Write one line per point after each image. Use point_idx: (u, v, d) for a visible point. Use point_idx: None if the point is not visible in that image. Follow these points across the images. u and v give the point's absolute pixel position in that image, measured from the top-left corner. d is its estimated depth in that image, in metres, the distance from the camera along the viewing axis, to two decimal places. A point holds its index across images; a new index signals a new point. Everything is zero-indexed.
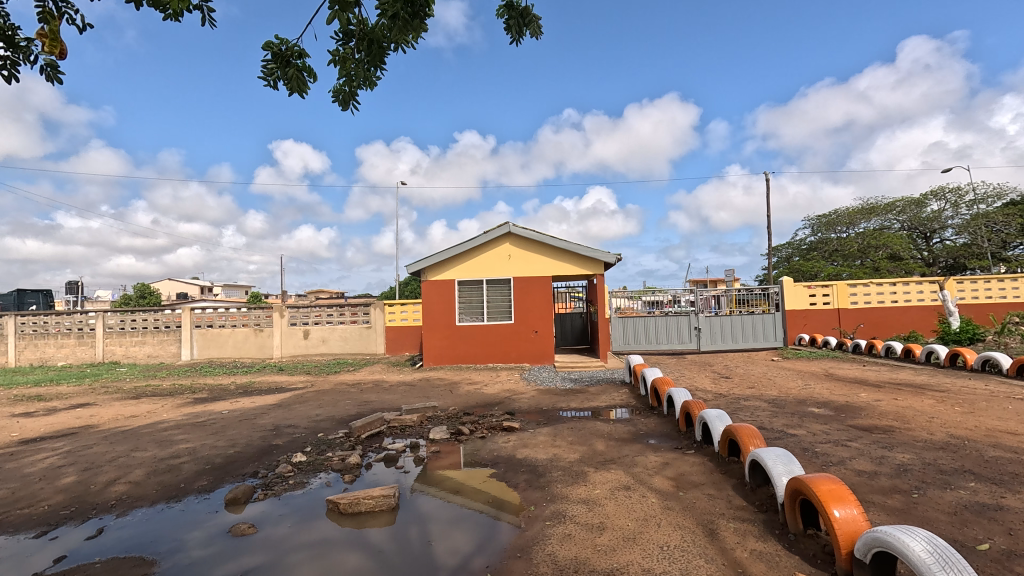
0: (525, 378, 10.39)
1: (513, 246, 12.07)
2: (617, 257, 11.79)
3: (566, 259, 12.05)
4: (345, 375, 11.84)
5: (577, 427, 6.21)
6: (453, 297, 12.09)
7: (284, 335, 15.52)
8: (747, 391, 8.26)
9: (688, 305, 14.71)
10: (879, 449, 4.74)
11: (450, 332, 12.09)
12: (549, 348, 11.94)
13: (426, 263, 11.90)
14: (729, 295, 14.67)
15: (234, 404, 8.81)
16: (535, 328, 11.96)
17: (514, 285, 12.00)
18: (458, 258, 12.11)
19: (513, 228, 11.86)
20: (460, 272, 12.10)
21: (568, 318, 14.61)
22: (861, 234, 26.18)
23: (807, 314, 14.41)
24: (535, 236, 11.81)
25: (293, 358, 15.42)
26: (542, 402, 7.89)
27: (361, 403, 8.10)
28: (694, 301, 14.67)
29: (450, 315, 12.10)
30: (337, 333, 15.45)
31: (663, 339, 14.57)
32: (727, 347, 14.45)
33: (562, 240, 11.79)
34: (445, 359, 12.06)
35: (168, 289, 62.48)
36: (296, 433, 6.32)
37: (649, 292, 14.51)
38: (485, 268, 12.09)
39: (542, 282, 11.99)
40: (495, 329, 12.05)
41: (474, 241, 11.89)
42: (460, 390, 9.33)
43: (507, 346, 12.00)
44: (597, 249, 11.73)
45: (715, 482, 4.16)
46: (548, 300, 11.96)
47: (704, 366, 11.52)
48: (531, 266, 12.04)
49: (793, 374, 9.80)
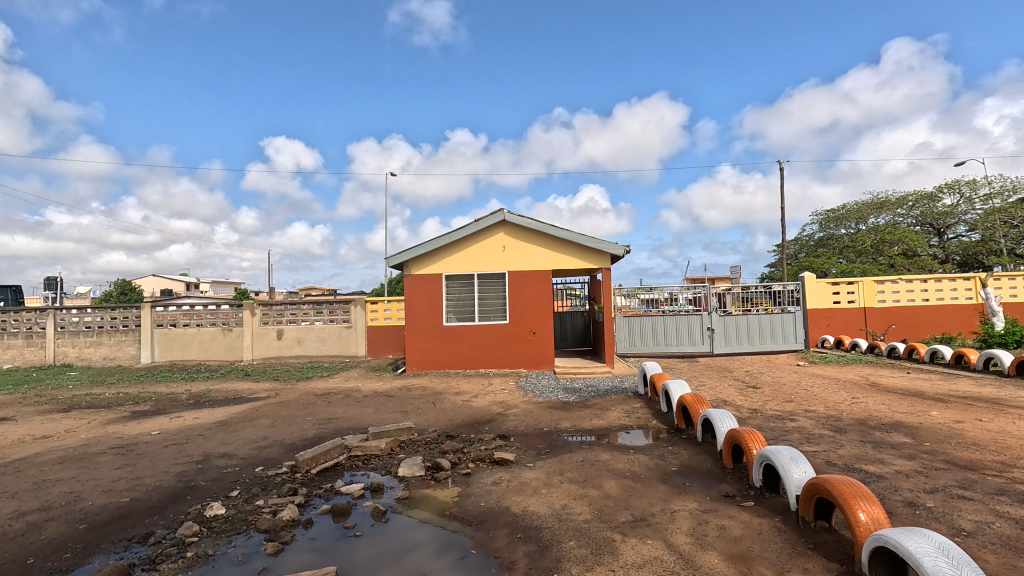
0: (521, 388, 9.00)
1: (507, 236, 10.69)
2: (626, 249, 10.44)
3: (567, 250, 10.69)
4: (316, 382, 10.43)
5: (588, 458, 4.82)
6: (440, 294, 10.69)
7: (254, 335, 14.06)
8: (786, 405, 6.93)
9: (688, 305, 13.31)
10: (1017, 506, 3.39)
11: (436, 333, 10.68)
12: (548, 351, 10.58)
13: (409, 255, 10.50)
14: (735, 291, 13.28)
15: (175, 420, 7.39)
16: (533, 330, 10.60)
17: (509, 280, 10.64)
18: (445, 250, 10.71)
19: (507, 215, 10.49)
20: (448, 266, 10.71)
21: (568, 318, 13.26)
22: (874, 231, 25.03)
23: (830, 313, 13.14)
24: (535, 225, 10.43)
25: (265, 361, 13.97)
26: (542, 420, 6.52)
27: (324, 420, 6.71)
28: (694, 299, 13.32)
29: (437, 314, 10.69)
30: (313, 333, 14.02)
31: (673, 341, 13.26)
32: (743, 349, 13.19)
33: (564, 229, 10.43)
34: (430, 364, 10.66)
35: (153, 285, 60.57)
36: (228, 467, 4.92)
37: (644, 289, 13.23)
38: (476, 260, 10.71)
39: (540, 276, 10.63)
40: (487, 330, 10.66)
41: (463, 230, 10.49)
42: (445, 403, 7.94)
43: (501, 349, 10.62)
44: (604, 239, 10.37)
45: (805, 567, 2.79)
46: (547, 297, 10.61)
47: (723, 373, 10.20)
48: (528, 258, 10.67)
49: (830, 383, 8.50)
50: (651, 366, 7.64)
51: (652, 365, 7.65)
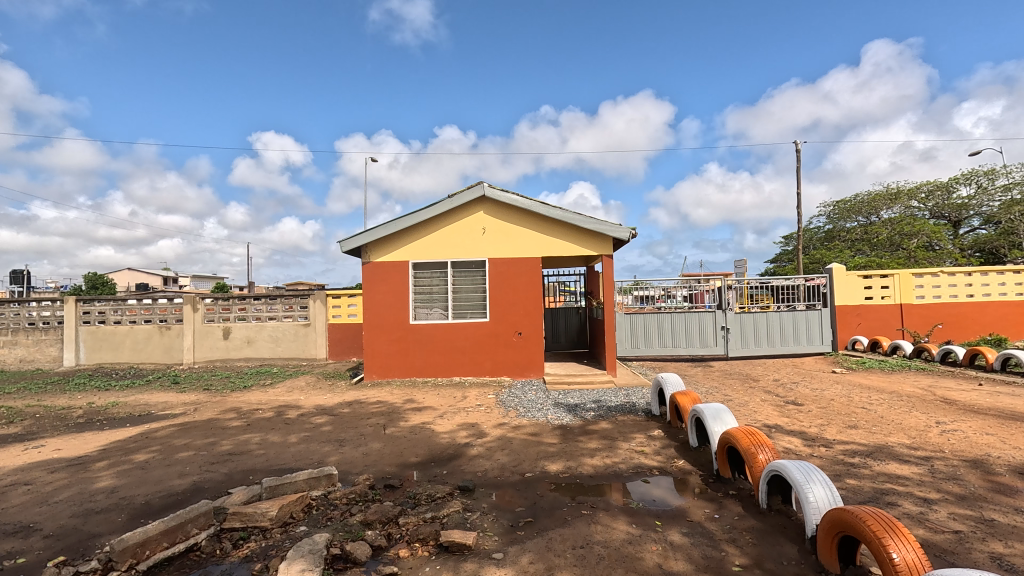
0: (501, 403, 7.16)
1: (488, 216, 8.83)
2: (632, 233, 8.61)
3: (561, 233, 8.83)
4: (252, 393, 8.53)
5: (592, 543, 2.98)
6: (406, 286, 8.82)
7: (197, 333, 12.10)
8: (853, 434, 5.15)
9: (686, 302, 11.59)
10: None
11: (401, 334, 8.81)
12: (537, 356, 8.75)
13: (368, 238, 8.59)
14: (740, 286, 11.53)
15: (31, 450, 5.46)
16: (518, 329, 8.76)
17: (491, 270, 8.80)
18: (412, 232, 8.83)
19: (488, 190, 8.59)
20: (416, 252, 8.83)
21: (561, 315, 11.46)
22: (890, 223, 23.43)
23: (862, 310, 11.46)
24: (522, 203, 8.57)
25: (210, 364, 12.01)
26: (525, 459, 4.68)
27: (222, 459, 4.83)
28: (691, 296, 11.59)
29: (402, 311, 8.81)
30: (266, 332, 12.10)
31: (682, 342, 11.50)
32: (761, 352, 11.46)
33: (557, 208, 8.58)
34: (393, 372, 8.78)
35: (130, 279, 58.09)
36: (7, 555, 3.02)
37: (637, 285, 11.44)
38: (450, 245, 8.84)
39: (527, 265, 8.79)
40: (462, 330, 8.80)
41: (434, 208, 8.59)
42: (401, 426, 6.07)
43: (480, 353, 8.78)
44: (605, 220, 8.53)
45: None
46: (535, 290, 8.79)
47: (749, 383, 8.43)
48: (513, 242, 8.82)
49: (890, 398, 6.77)
50: (672, 380, 5.78)
51: (674, 378, 5.79)
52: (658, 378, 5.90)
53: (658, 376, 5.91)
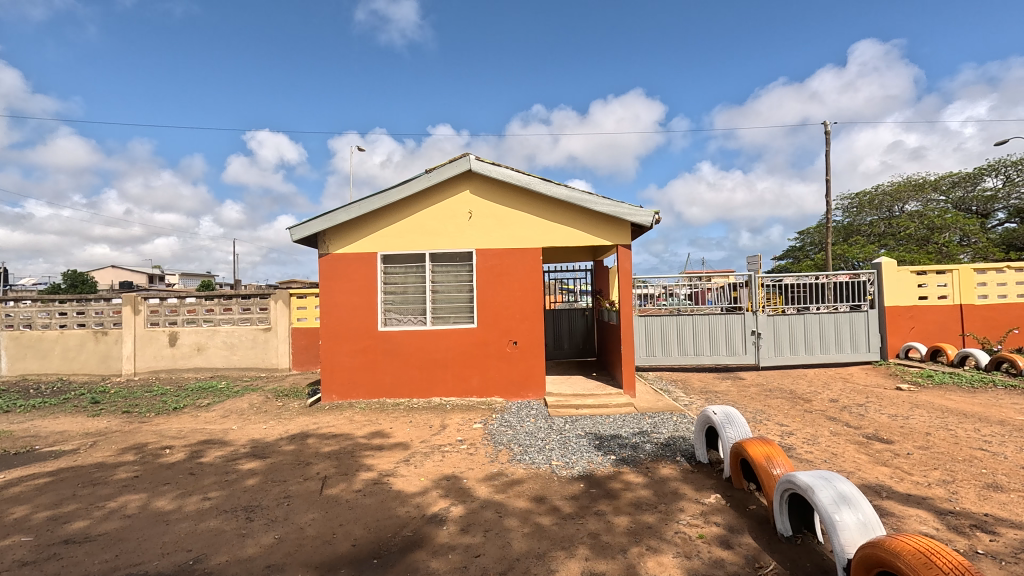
0: (490, 438, 5.46)
1: (476, 196, 7.10)
2: (655, 217, 6.89)
3: (567, 218, 7.10)
4: (178, 418, 6.78)
5: None
6: (372, 284, 7.10)
7: (138, 339, 10.33)
8: (1008, 505, 3.47)
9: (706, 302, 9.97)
10: None
11: (366, 343, 7.09)
12: (535, 370, 7.04)
13: (325, 224, 6.87)
14: (753, 280, 9.81)
15: None
16: (512, 337, 7.06)
17: (479, 262, 7.10)
18: (382, 217, 7.11)
19: (475, 164, 6.84)
20: (387, 242, 7.12)
21: (564, 318, 9.78)
22: (915, 217, 21.84)
23: (915, 312, 9.80)
24: (518, 179, 6.83)
25: (153, 376, 10.26)
26: (519, 555, 2.97)
27: (47, 554, 3.09)
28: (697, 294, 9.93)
29: (368, 315, 7.09)
30: (220, 337, 10.36)
31: (705, 349, 9.84)
32: (798, 361, 9.80)
33: (562, 186, 6.84)
34: (358, 391, 7.07)
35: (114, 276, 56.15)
36: None
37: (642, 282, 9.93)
38: (429, 233, 7.11)
39: (524, 257, 7.08)
40: (444, 340, 7.09)
41: (407, 186, 6.85)
42: (350, 478, 4.35)
43: (466, 369, 7.07)
44: (622, 201, 6.80)
45: None
46: (533, 289, 7.08)
47: (801, 406, 6.74)
48: (507, 229, 7.10)
49: (1007, 433, 5.10)
50: (738, 426, 4.05)
51: (741, 424, 4.07)
52: (718, 418, 4.12)
53: (717, 415, 4.15)
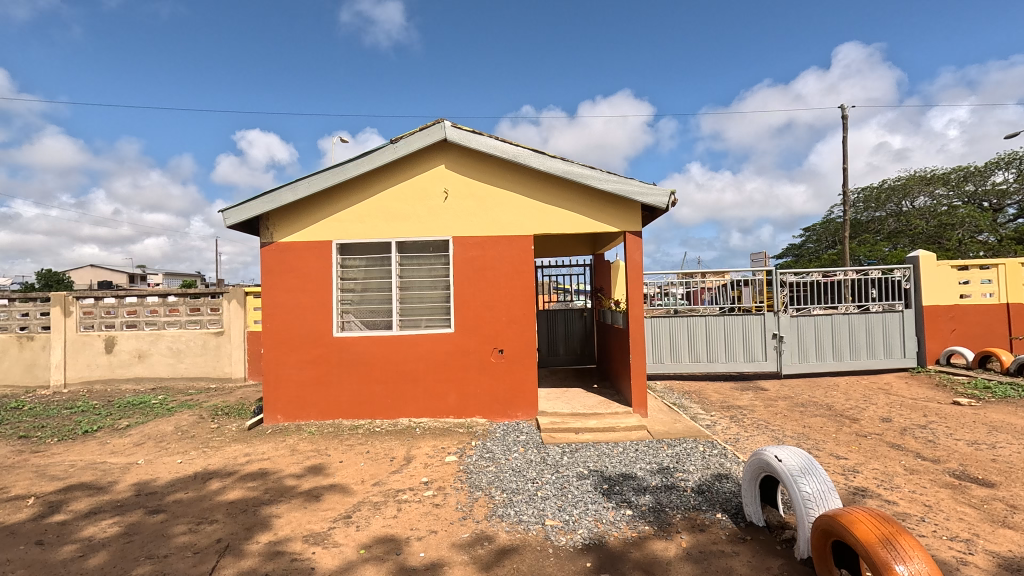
0: (465, 477, 4.20)
1: (453, 173, 5.84)
2: (672, 197, 5.66)
3: (564, 199, 5.84)
4: (79, 446, 5.44)
5: None
6: (328, 280, 5.82)
7: (68, 346, 8.96)
8: None
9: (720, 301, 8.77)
10: None
11: (319, 352, 5.79)
12: (526, 384, 5.78)
13: (266, 205, 5.57)
14: (756, 279, 8.67)
15: None
16: (498, 344, 5.80)
17: (457, 253, 5.84)
18: (338, 197, 5.83)
19: (450, 133, 5.59)
20: (344, 228, 5.84)
21: (559, 319, 8.55)
22: (927, 213, 20.84)
23: (955, 312, 8.66)
24: (506, 151, 5.57)
25: (86, 388, 8.91)
26: None
27: None
28: (708, 292, 8.74)
29: (322, 317, 5.80)
30: (163, 342, 9.01)
31: (719, 354, 8.65)
32: (824, 368, 8.64)
33: (557, 160, 5.59)
34: (309, 411, 5.79)
35: (92, 275, 54.40)
36: None
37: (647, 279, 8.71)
38: (395, 217, 5.84)
39: (512, 247, 5.84)
40: (414, 347, 5.80)
41: (367, 159, 5.58)
42: (256, 551, 3.05)
43: (442, 383, 5.80)
44: (631, 177, 5.57)
45: None
46: (523, 285, 5.83)
47: (849, 427, 5.51)
48: (490, 213, 5.84)
49: None
50: (816, 478, 2.82)
51: (821, 475, 2.84)
52: (786, 467, 2.89)
53: (784, 463, 2.93)
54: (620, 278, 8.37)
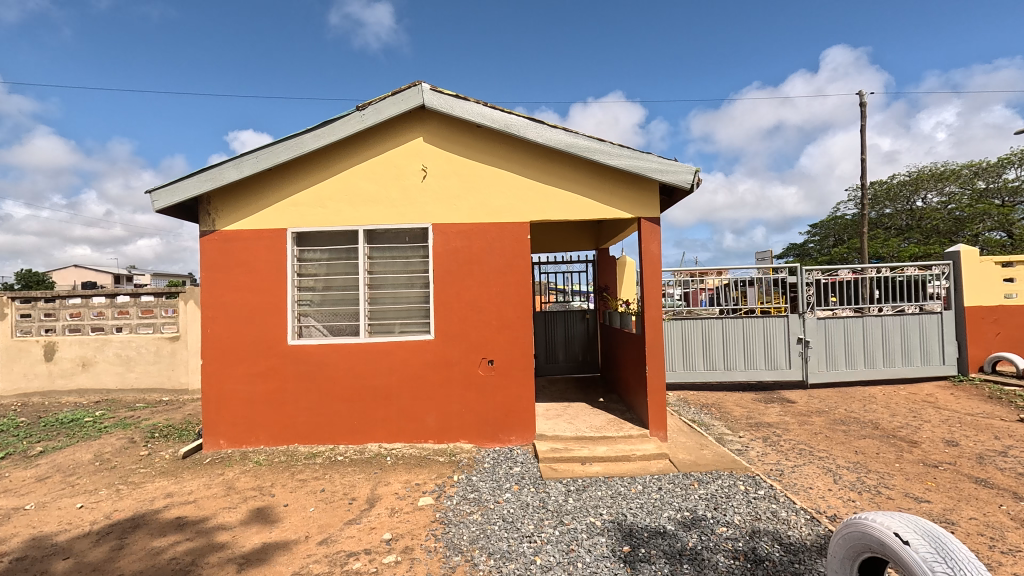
0: (440, 531, 3.20)
1: (433, 147, 4.85)
2: (698, 177, 4.69)
3: (567, 180, 4.87)
4: None
5: None
6: (281, 276, 4.81)
7: (2, 353, 7.90)
8: None
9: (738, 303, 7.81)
10: None
11: (270, 364, 4.79)
12: (520, 402, 4.81)
13: (205, 183, 4.57)
14: (763, 279, 7.71)
15: None
16: (486, 354, 4.82)
17: (437, 244, 4.86)
18: (295, 176, 4.84)
19: (429, 98, 4.61)
20: (301, 214, 4.85)
21: (559, 322, 7.58)
22: (941, 210, 19.99)
23: (1000, 314, 7.75)
24: (497, 120, 4.60)
25: (22, 401, 7.84)
26: None
27: None
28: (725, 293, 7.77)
29: (275, 321, 4.80)
30: (111, 348, 7.96)
31: (738, 362, 7.71)
32: (855, 376, 7.72)
33: (560, 130, 4.61)
34: (259, 435, 4.78)
35: (77, 276, 53.03)
36: None
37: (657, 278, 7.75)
38: (363, 200, 4.85)
39: (503, 237, 4.86)
40: (386, 358, 4.81)
41: (328, 128, 4.59)
42: None
43: (419, 401, 4.81)
44: (649, 153, 4.60)
45: None
46: (517, 283, 4.85)
47: (912, 453, 4.56)
48: (478, 195, 4.86)
49: None
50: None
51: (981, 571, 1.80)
52: (919, 554, 1.89)
53: (912, 544, 1.92)
54: (628, 276, 7.41)
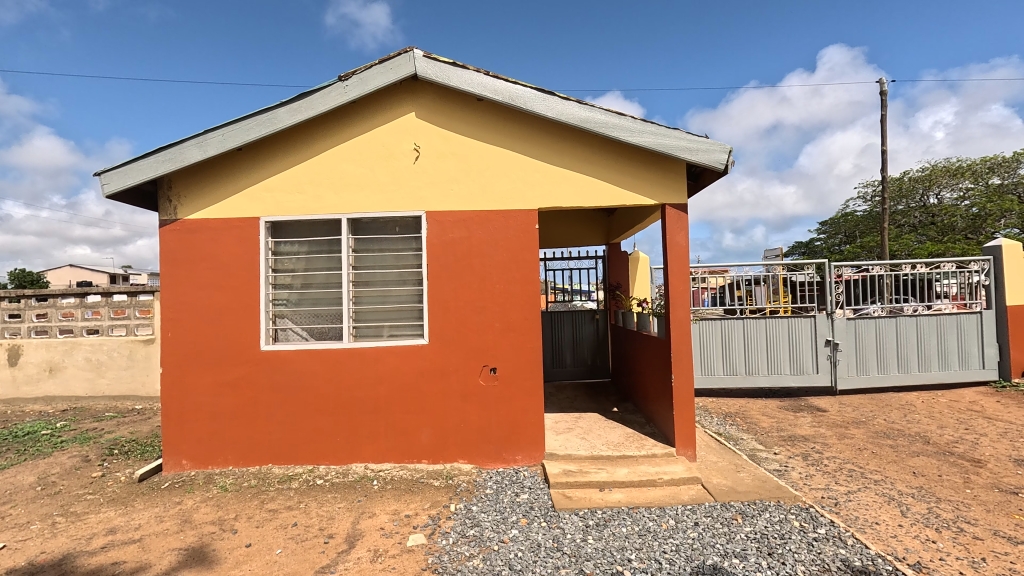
0: None
1: (427, 124, 4.24)
2: (732, 158, 4.07)
3: (581, 161, 4.25)
4: None
5: None
6: (253, 272, 4.20)
7: None
8: None
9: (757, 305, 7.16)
10: None
11: (240, 373, 4.17)
12: (527, 416, 4.19)
13: (163, 165, 3.95)
14: (772, 276, 7.07)
15: None
16: (488, 362, 4.20)
17: (432, 235, 4.24)
18: (269, 158, 4.22)
19: (422, 66, 3.99)
20: (276, 200, 4.23)
21: (566, 323, 6.97)
22: (957, 206, 19.37)
23: None
24: (501, 91, 3.98)
25: None
26: None
27: None
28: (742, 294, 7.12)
29: (245, 323, 4.18)
30: (80, 352, 7.34)
31: (760, 366, 7.10)
32: (887, 381, 7.10)
33: (574, 103, 3.98)
34: (228, 455, 4.17)
35: (73, 276, 52.41)
36: None
37: None
38: (346, 184, 4.23)
39: (508, 226, 4.25)
40: (373, 366, 4.19)
41: (306, 100, 3.97)
42: None
43: (412, 415, 4.19)
44: (676, 129, 3.98)
45: None
46: (524, 279, 4.24)
47: (982, 476, 3.94)
48: (479, 179, 4.25)
49: None
50: None
51: None
52: None
53: None
54: (641, 273, 6.78)
